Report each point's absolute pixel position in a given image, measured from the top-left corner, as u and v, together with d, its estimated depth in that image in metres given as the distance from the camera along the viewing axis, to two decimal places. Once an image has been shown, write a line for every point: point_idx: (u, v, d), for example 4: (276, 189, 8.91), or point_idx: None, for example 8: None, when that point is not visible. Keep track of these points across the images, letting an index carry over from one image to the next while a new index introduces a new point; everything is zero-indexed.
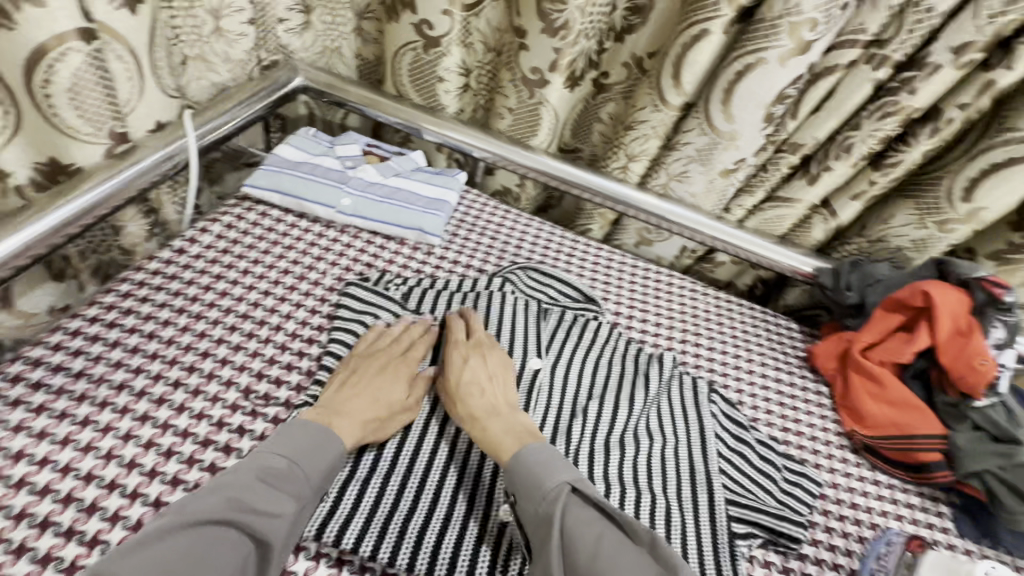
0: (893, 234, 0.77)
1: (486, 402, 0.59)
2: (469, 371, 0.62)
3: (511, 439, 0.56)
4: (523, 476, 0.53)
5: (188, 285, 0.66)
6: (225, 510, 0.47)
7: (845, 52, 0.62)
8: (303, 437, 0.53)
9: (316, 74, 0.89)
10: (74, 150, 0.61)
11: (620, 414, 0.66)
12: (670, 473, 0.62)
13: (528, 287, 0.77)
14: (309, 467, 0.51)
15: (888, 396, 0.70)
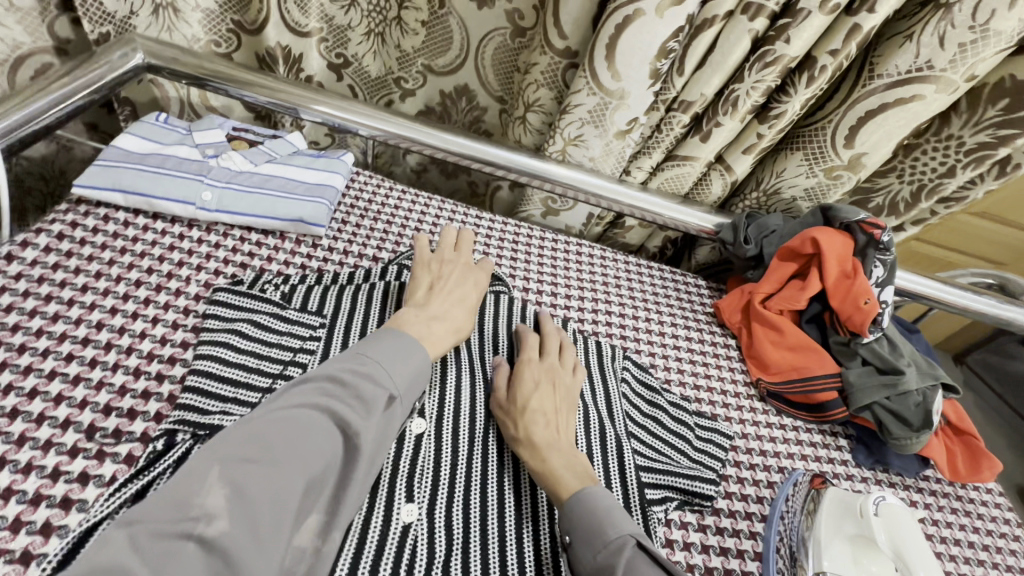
0: (786, 186, 0.78)
1: (550, 433, 0.55)
2: (533, 393, 0.58)
3: (572, 476, 0.52)
4: (580, 518, 0.48)
5: (5, 312, 0.55)
6: (319, 397, 0.46)
7: (721, 2, 0.61)
8: (395, 345, 0.53)
9: (157, 47, 0.75)
10: None
11: None
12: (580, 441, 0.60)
13: None
14: (396, 370, 0.51)
15: (787, 342, 0.72)
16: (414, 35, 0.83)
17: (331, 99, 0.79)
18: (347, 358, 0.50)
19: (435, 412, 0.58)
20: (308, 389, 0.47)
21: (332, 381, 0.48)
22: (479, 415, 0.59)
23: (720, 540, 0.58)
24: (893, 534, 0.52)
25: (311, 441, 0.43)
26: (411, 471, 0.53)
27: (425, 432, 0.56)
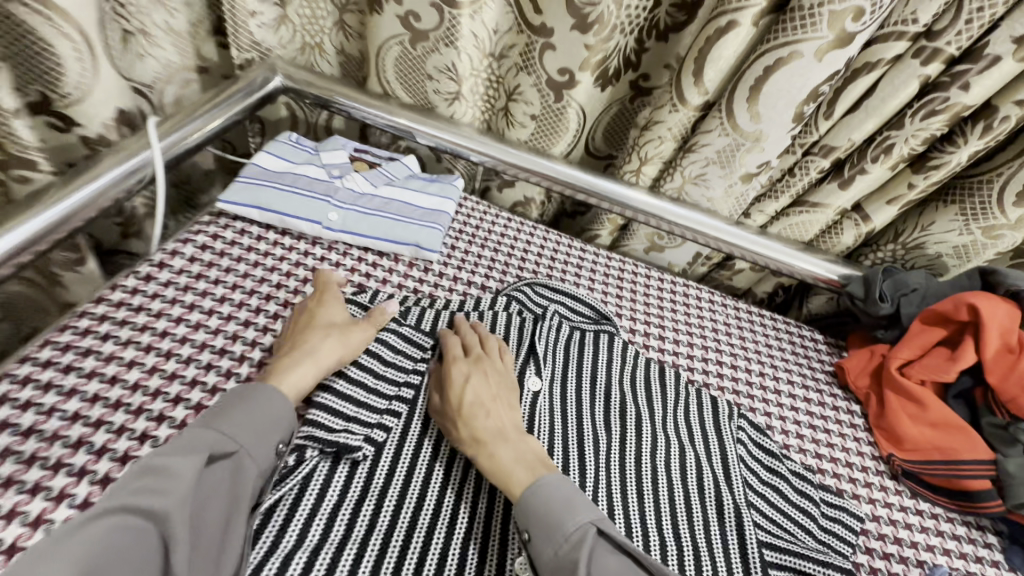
0: (932, 241, 0.71)
1: (494, 424, 0.54)
2: (470, 384, 0.56)
3: (522, 470, 0.50)
4: (539, 514, 0.47)
5: (157, 317, 0.59)
6: (144, 486, 0.41)
7: (889, 45, 0.56)
8: (234, 407, 0.48)
9: (296, 73, 0.81)
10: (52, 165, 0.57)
11: (638, 442, 0.60)
12: (695, 506, 0.55)
13: (535, 304, 0.69)
14: (238, 436, 0.47)
15: (929, 417, 0.65)
16: (521, 129, 0.81)
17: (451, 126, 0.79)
18: (181, 434, 0.46)
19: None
20: (128, 481, 0.41)
21: (142, 469, 0.42)
22: (592, 462, 0.57)
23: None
24: None
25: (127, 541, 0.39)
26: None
27: None
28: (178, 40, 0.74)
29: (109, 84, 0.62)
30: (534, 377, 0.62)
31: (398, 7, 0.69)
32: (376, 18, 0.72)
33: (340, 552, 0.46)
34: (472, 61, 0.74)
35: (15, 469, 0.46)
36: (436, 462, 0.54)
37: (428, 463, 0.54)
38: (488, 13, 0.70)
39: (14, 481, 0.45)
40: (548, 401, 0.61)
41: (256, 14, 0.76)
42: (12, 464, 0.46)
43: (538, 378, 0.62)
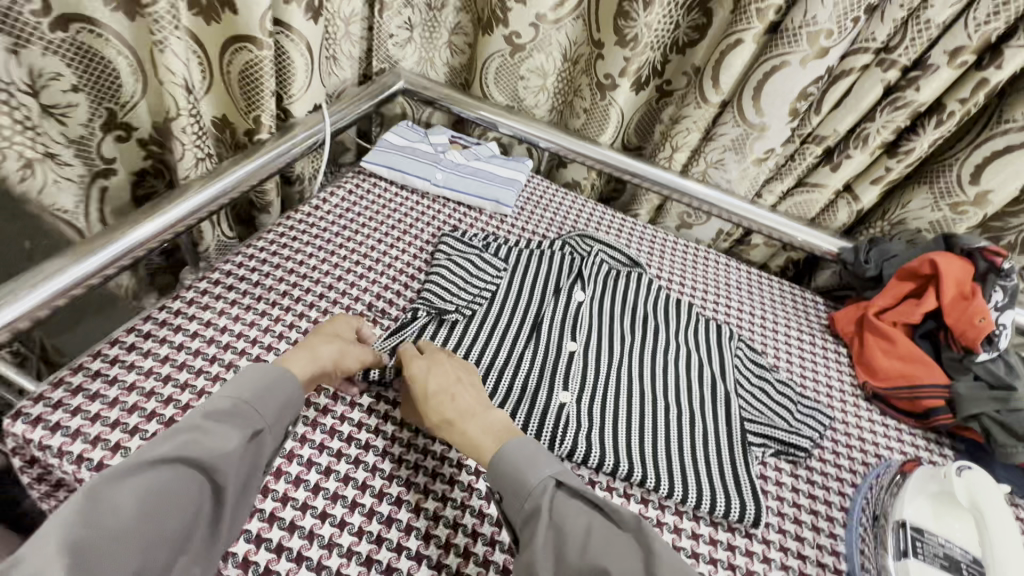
0: (911, 217, 0.88)
1: (459, 407, 0.61)
2: (425, 376, 0.63)
3: (489, 440, 0.58)
4: (506, 474, 0.54)
5: (323, 232, 0.87)
6: (191, 442, 0.49)
7: (858, 58, 0.76)
8: (261, 379, 0.56)
9: (415, 78, 1.09)
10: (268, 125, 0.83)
11: (653, 343, 0.79)
12: (694, 389, 0.75)
13: (583, 250, 0.89)
14: (262, 407, 0.54)
15: (898, 351, 0.80)
16: (578, 118, 1.06)
17: (527, 121, 1.04)
18: (208, 402, 0.53)
19: (583, 341, 0.77)
20: (177, 434, 0.49)
21: (191, 428, 0.50)
22: (616, 349, 0.77)
23: (809, 488, 0.69)
24: (976, 494, 0.58)
25: (176, 489, 0.47)
26: (570, 376, 0.72)
27: (577, 350, 0.76)
28: (352, 64, 1.04)
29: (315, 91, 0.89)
30: (579, 292, 0.83)
31: (506, 29, 0.95)
32: (486, 38, 0.99)
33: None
34: (558, 63, 1.01)
35: (252, 301, 0.74)
36: (504, 336, 0.76)
37: (499, 334, 0.75)
38: (568, 27, 0.96)
39: (252, 308, 0.73)
40: (589, 310, 0.81)
41: (393, 36, 1.05)
42: (250, 298, 0.74)
43: (582, 293, 0.83)
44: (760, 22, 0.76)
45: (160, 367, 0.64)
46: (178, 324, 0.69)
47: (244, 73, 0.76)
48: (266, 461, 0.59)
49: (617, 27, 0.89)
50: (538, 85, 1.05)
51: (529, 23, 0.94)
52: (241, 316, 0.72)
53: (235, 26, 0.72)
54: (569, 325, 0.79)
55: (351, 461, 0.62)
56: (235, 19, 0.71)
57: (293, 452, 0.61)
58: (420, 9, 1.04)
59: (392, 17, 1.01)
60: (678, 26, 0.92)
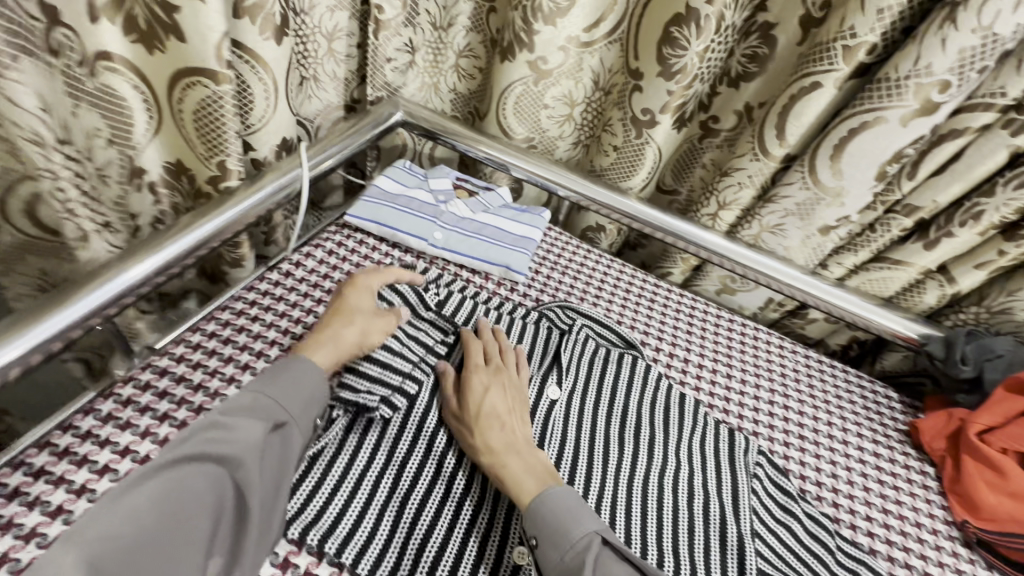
0: (1021, 308, 0.70)
1: (506, 436, 0.58)
2: (480, 397, 0.59)
3: (532, 480, 0.55)
4: (547, 520, 0.51)
5: (293, 307, 0.71)
6: (207, 443, 0.46)
7: (976, 115, 0.60)
8: (283, 373, 0.54)
9: (416, 109, 0.93)
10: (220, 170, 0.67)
11: (648, 457, 0.63)
12: (698, 528, 0.58)
13: (563, 322, 0.74)
14: (287, 401, 0.52)
15: (1009, 487, 0.63)
16: (604, 156, 0.88)
17: (542, 160, 0.88)
18: (235, 396, 0.51)
19: (554, 456, 0.61)
20: (193, 435, 0.47)
21: (213, 423, 0.48)
22: (596, 469, 0.60)
23: None
24: None
25: (195, 490, 0.45)
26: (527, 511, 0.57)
27: None
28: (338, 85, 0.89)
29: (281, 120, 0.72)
30: (552, 387, 0.66)
31: (529, 54, 0.78)
32: (504, 66, 0.81)
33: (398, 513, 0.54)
34: (586, 88, 0.85)
35: (188, 415, 0.58)
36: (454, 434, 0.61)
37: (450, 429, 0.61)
38: (603, 51, 0.80)
39: (186, 424, 0.57)
40: (564, 410, 0.65)
41: (391, 60, 0.89)
42: (185, 411, 0.58)
43: (557, 388, 0.66)
44: (847, 62, 0.60)
45: (48, 525, 0.48)
46: (84, 455, 0.53)
47: (199, 115, 0.61)
48: None
49: (660, 55, 0.72)
50: (563, 115, 0.88)
51: (557, 48, 0.77)
52: (169, 439, 0.56)
53: (180, 58, 0.57)
54: (537, 429, 0.63)
55: None
56: (180, 48, 0.56)
57: None
58: (424, 27, 0.89)
59: (390, 38, 0.85)
60: (731, 53, 0.74)
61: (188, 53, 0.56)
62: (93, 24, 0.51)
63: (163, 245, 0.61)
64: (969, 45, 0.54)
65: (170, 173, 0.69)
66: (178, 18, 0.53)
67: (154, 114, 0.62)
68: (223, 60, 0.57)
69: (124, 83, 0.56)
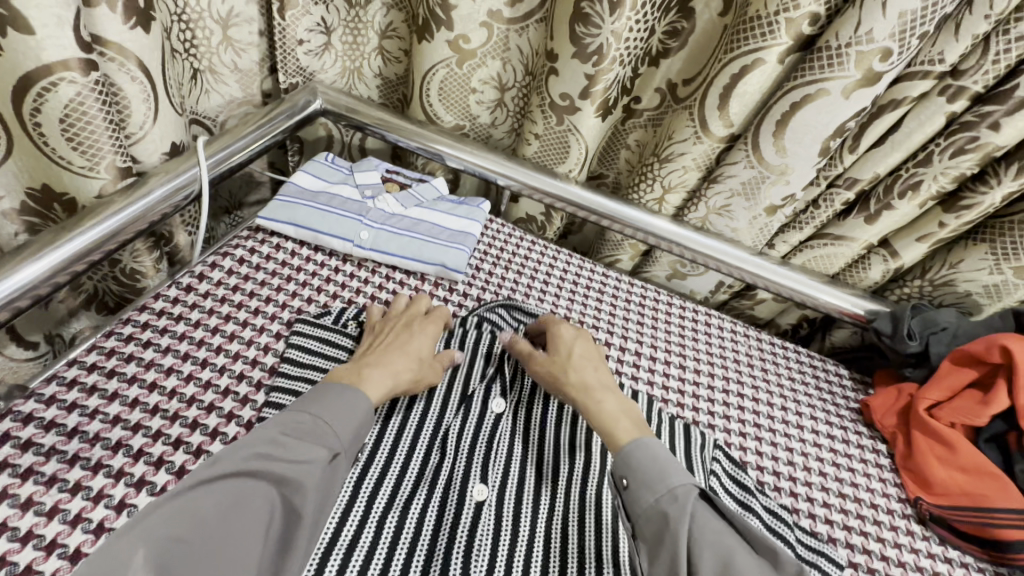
0: (961, 279, 0.70)
1: (599, 379, 0.61)
2: (578, 353, 0.63)
3: (625, 417, 0.57)
4: (644, 465, 0.51)
5: (195, 327, 0.62)
6: (259, 458, 0.46)
7: (914, 84, 0.57)
8: (337, 400, 0.52)
9: (336, 96, 0.84)
10: (69, 181, 0.57)
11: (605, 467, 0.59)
12: None
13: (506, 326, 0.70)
14: (339, 427, 0.50)
15: (958, 461, 0.63)
16: (528, 145, 0.81)
17: (475, 148, 0.82)
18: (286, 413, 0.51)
19: (497, 481, 0.56)
20: (260, 444, 0.47)
21: (266, 440, 0.47)
22: (545, 491, 0.56)
23: None
24: None
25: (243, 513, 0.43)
26: (470, 548, 0.51)
27: (486, 499, 0.55)
28: (241, 77, 0.80)
29: (168, 122, 0.63)
30: (497, 400, 0.62)
31: (449, 33, 0.72)
32: (422, 47, 0.75)
33: (325, 561, 0.48)
34: (516, 74, 0.79)
35: (59, 467, 0.49)
36: (388, 464, 0.55)
37: (381, 463, 0.55)
38: (530, 32, 0.74)
39: (57, 479, 0.48)
40: (510, 423, 0.62)
41: (303, 43, 0.81)
42: (55, 463, 0.49)
43: (502, 401, 0.62)
44: (788, 34, 0.56)
45: None
46: None
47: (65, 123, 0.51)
48: None
49: (574, 35, 0.65)
50: (494, 100, 0.83)
51: (480, 25, 0.72)
52: (33, 500, 0.47)
53: (24, 55, 0.46)
54: (480, 450, 0.58)
55: None
56: (29, 42, 0.45)
57: None
58: (338, 5, 0.80)
59: (299, 17, 0.76)
60: (651, 32, 0.67)
61: (31, 47, 0.45)
62: None
63: (37, 255, 0.54)
64: (909, 8, 0.51)
65: (39, 199, 0.59)
66: (18, 2, 0.43)
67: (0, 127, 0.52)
68: (52, 58, 0.47)
69: None
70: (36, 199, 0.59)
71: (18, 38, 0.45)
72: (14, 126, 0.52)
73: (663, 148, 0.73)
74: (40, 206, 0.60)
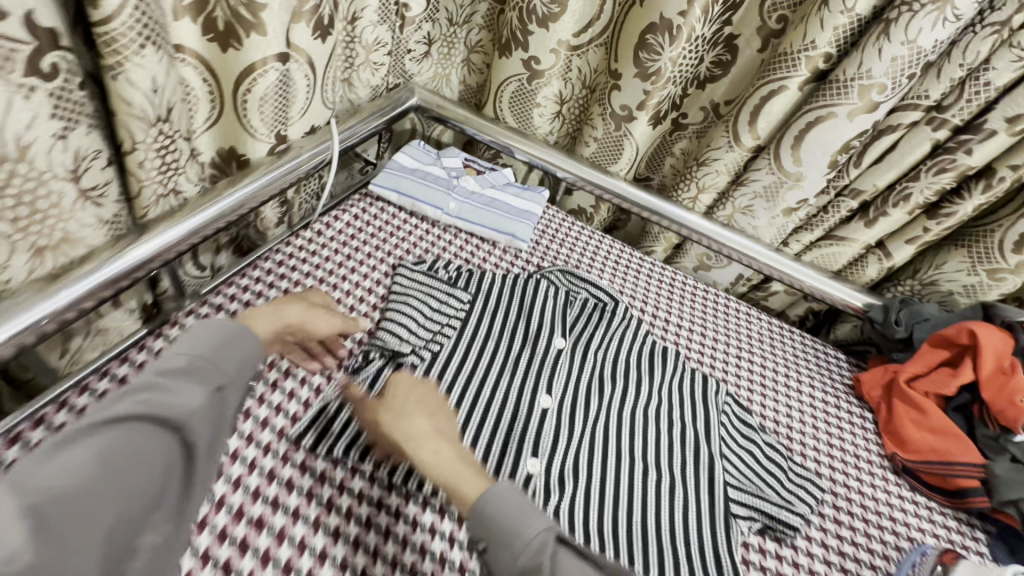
0: (944, 279, 0.84)
1: (433, 428, 0.56)
2: (396, 428, 0.56)
3: (455, 468, 0.51)
4: (491, 524, 0.46)
5: (327, 261, 0.80)
6: (148, 403, 0.44)
7: (907, 114, 0.72)
8: (212, 335, 0.50)
9: (429, 96, 1.03)
10: (249, 145, 0.74)
11: (642, 392, 0.73)
12: (676, 453, 0.68)
13: (565, 285, 0.84)
14: (225, 366, 0.50)
15: (930, 423, 0.76)
16: (588, 146, 0.98)
17: (542, 146, 0.98)
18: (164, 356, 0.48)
19: (559, 395, 0.69)
20: (124, 398, 0.44)
21: (143, 386, 0.45)
22: (592, 404, 0.70)
23: (827, 569, 0.63)
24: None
25: (132, 463, 0.41)
26: (536, 437, 0.65)
27: (550, 407, 0.68)
28: (371, 92, 0.98)
29: (315, 110, 0.81)
30: (559, 339, 0.76)
31: (524, 53, 0.89)
32: (502, 60, 0.93)
33: None
34: (574, 90, 0.97)
35: None
36: (471, 380, 0.68)
37: (467, 373, 0.69)
38: (590, 55, 0.91)
39: None
40: (568, 357, 0.74)
41: (411, 51, 1.00)
42: None
43: (562, 340, 0.76)
44: (806, 68, 0.72)
45: None
46: None
47: (265, 100, 0.69)
48: (241, 505, 0.54)
49: (638, 59, 0.82)
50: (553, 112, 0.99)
51: (550, 50, 0.88)
52: None
53: (253, 50, 0.64)
54: (545, 374, 0.71)
55: (343, 514, 0.56)
56: (260, 41, 0.63)
57: (279, 500, 0.55)
58: (441, 23, 0.99)
59: (413, 32, 0.95)
60: (701, 60, 0.84)
61: (261, 45, 0.63)
62: (175, 21, 0.58)
63: (229, 192, 0.70)
64: (899, 54, 0.66)
65: (221, 159, 0.75)
66: (263, 15, 0.61)
67: (217, 104, 0.68)
68: (265, 53, 0.64)
69: (194, 75, 0.64)
70: (222, 157, 0.75)
71: (254, 38, 0.63)
72: (226, 102, 0.68)
73: (701, 155, 0.89)
74: (223, 163, 0.76)
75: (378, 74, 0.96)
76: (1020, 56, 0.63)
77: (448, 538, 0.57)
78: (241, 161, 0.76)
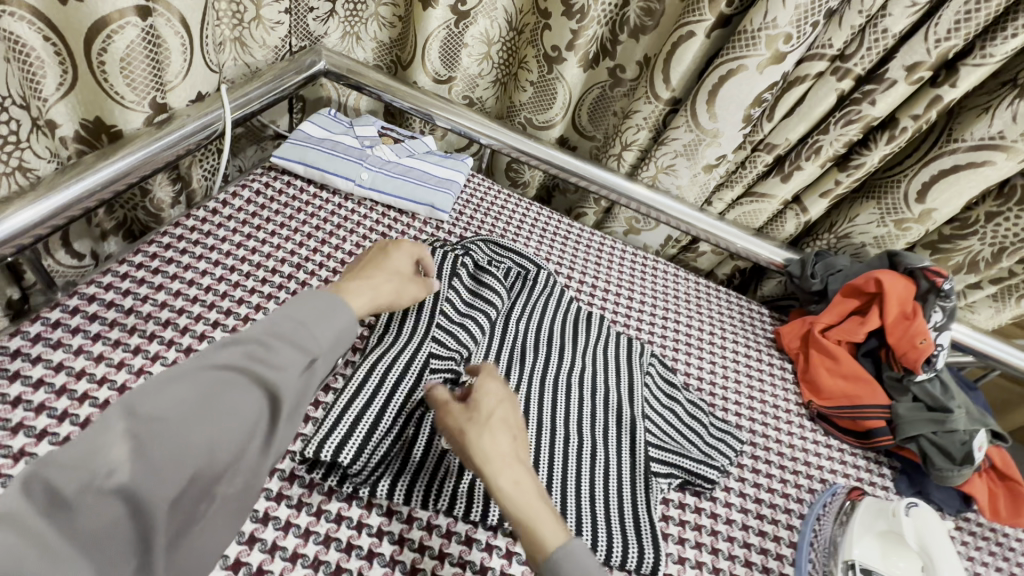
0: (857, 232, 0.87)
1: (497, 449, 0.52)
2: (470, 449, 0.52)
3: (525, 502, 0.49)
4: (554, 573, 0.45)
5: (222, 241, 0.73)
6: (248, 357, 0.47)
7: (814, 64, 0.72)
8: (314, 307, 0.53)
9: (337, 59, 0.93)
10: (117, 115, 0.65)
11: (565, 359, 0.72)
12: (599, 416, 0.68)
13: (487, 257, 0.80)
14: (322, 334, 0.52)
15: (842, 370, 0.79)
16: (524, 91, 0.94)
17: (463, 110, 0.93)
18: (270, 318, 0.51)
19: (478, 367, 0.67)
20: (235, 349, 0.47)
21: (253, 340, 0.48)
22: (514, 374, 0.68)
23: (744, 518, 0.65)
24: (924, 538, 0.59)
25: (227, 407, 0.44)
26: None
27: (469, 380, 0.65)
28: (269, 52, 0.89)
29: (196, 74, 0.71)
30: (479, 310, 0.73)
31: None
32: (422, 13, 0.86)
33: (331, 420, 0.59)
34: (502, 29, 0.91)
35: (121, 334, 0.61)
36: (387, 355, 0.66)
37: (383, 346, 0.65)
38: None
39: (121, 342, 0.60)
40: (490, 329, 0.72)
41: (313, 9, 0.91)
42: (119, 331, 0.61)
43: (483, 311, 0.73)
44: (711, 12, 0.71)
45: None
46: (16, 369, 0.55)
47: (128, 61, 0.61)
48: None
49: None
50: (482, 53, 0.93)
51: None
52: (104, 354, 0.58)
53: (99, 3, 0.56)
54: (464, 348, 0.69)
55: None
56: None
57: None
58: None
59: None
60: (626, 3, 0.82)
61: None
62: None
63: (92, 170, 0.62)
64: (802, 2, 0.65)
65: (88, 131, 0.67)
66: None
67: (67, 65, 0.60)
68: (114, 7, 0.57)
69: (28, 30, 0.55)
70: (88, 128, 0.66)
71: None
72: (77, 62, 0.60)
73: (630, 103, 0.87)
74: (91, 136, 0.67)
75: (276, 33, 0.87)
76: (913, 2, 0.64)
77: (356, 524, 0.54)
78: (112, 132, 0.67)
